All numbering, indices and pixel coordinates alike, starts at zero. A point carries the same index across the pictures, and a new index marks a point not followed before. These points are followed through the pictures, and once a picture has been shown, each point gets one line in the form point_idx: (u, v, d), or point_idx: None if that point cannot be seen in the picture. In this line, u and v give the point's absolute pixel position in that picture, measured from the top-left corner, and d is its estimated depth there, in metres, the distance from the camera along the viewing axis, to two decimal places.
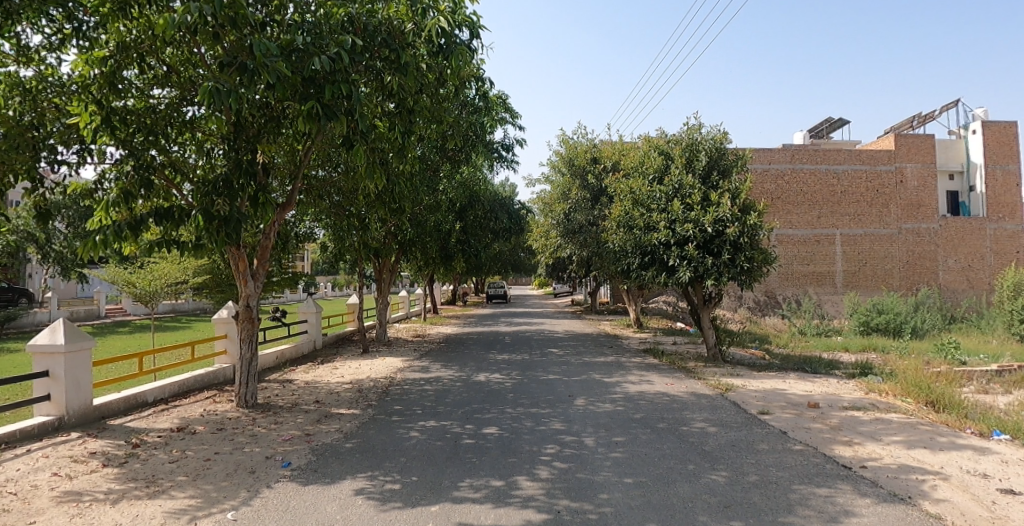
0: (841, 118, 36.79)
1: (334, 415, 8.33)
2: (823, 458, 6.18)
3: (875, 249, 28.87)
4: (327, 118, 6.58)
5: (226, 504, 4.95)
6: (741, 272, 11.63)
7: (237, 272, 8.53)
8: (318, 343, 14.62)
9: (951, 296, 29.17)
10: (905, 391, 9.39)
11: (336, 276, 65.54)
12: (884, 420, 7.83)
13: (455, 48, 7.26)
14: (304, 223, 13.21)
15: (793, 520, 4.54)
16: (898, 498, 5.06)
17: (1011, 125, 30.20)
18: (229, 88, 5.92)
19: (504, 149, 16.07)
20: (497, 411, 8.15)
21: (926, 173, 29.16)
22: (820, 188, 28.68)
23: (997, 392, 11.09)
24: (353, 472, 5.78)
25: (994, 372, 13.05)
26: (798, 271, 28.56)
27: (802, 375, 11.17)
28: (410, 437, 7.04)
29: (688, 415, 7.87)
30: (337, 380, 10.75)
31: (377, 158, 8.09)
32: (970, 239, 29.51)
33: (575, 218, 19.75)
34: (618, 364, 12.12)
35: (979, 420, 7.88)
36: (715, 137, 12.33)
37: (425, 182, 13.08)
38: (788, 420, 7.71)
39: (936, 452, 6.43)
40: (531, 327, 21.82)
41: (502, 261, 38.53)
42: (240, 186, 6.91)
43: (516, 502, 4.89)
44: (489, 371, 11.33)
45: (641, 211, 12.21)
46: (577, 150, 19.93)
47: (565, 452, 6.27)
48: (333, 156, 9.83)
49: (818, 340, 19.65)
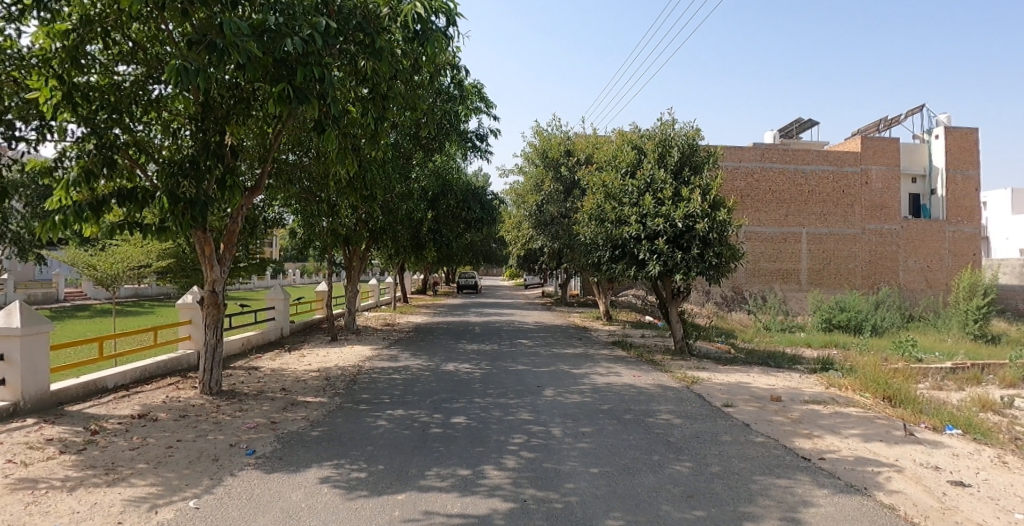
0: (811, 119, 37.32)
1: (301, 403, 8.24)
2: (783, 449, 6.35)
3: (839, 248, 29.52)
4: (298, 101, 6.50)
5: (189, 492, 4.87)
6: (709, 268, 11.79)
7: (203, 257, 8.29)
8: (286, 329, 14.39)
9: (910, 295, 30.08)
10: (864, 385, 9.67)
11: (303, 264, 64.65)
12: (843, 414, 8.06)
13: (431, 35, 7.22)
14: (273, 209, 12.90)
15: (753, 510, 4.66)
16: (854, 489, 5.22)
17: (972, 132, 31.39)
18: (198, 66, 5.81)
19: (478, 138, 15.85)
20: (466, 401, 8.15)
21: (890, 176, 29.99)
22: (788, 187, 29.19)
23: (950, 388, 11.54)
24: (319, 460, 5.74)
25: (948, 369, 13.54)
26: (765, 268, 29.00)
27: (766, 370, 11.40)
28: (377, 426, 7.00)
29: (655, 407, 7.97)
30: (305, 368, 10.59)
31: (348, 143, 8.08)
32: (930, 240, 30.40)
33: (547, 210, 19.75)
34: (587, 356, 12.21)
35: (932, 415, 8.18)
36: (688, 133, 12.43)
37: (397, 170, 12.93)
38: (751, 413, 7.87)
39: (892, 445, 6.65)
40: (501, 319, 21.81)
41: (473, 251, 38.50)
42: (207, 167, 6.74)
43: (482, 491, 4.91)
44: (458, 361, 11.28)
45: (613, 205, 12.28)
46: (551, 142, 19.91)
47: (532, 442, 6.33)
48: (304, 141, 9.68)
49: (782, 335, 20.00)
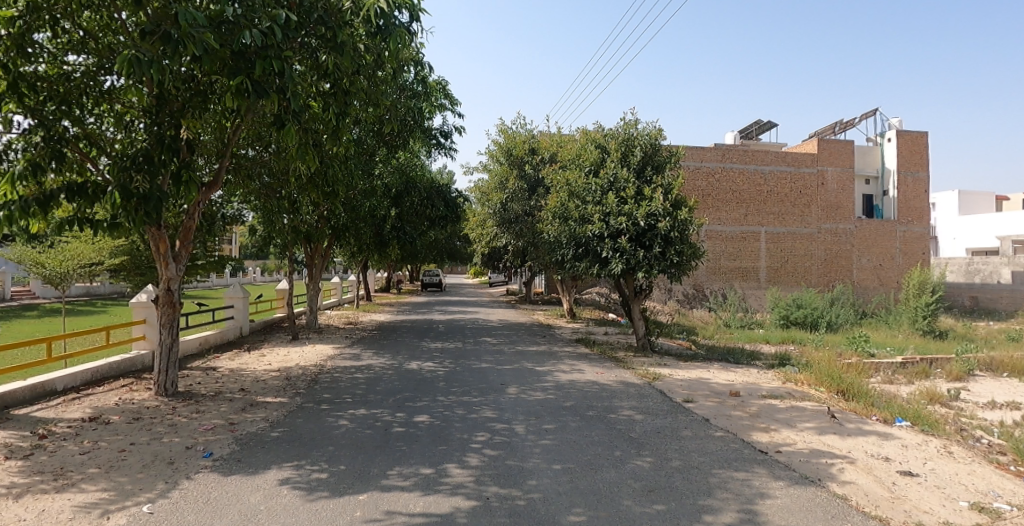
0: (771, 121, 38.22)
1: (261, 403, 8.07)
2: (741, 443, 6.49)
3: (797, 247, 30.35)
4: (257, 95, 6.36)
5: (143, 496, 4.71)
6: (671, 266, 11.96)
7: (157, 254, 8.04)
8: (245, 329, 14.09)
9: (863, 293, 31.12)
10: (818, 380, 9.95)
11: (264, 261, 63.30)
12: (798, 408, 8.29)
13: (394, 30, 7.14)
14: (231, 205, 12.58)
15: (712, 503, 4.75)
16: (809, 480, 5.36)
17: (922, 135, 32.66)
18: (151, 57, 5.63)
19: (442, 135, 15.77)
20: (429, 399, 8.09)
21: (845, 177, 30.96)
22: (748, 187, 29.86)
23: (901, 382, 11.96)
24: (278, 461, 5.63)
25: (898, 364, 14.04)
26: (725, 266, 29.61)
27: (726, 366, 11.64)
28: (339, 426, 6.90)
29: (617, 403, 8.06)
30: (264, 368, 10.38)
31: (309, 139, 7.93)
32: (883, 240, 31.50)
33: (511, 208, 19.76)
34: (551, 354, 12.27)
35: (883, 408, 8.47)
36: (650, 133, 12.59)
37: (359, 166, 12.76)
38: (711, 408, 8.02)
39: (845, 438, 6.87)
40: (465, 317, 21.75)
41: (438, 249, 38.28)
42: (162, 162, 6.54)
43: (445, 490, 4.89)
44: (421, 360, 11.20)
45: (577, 203, 12.37)
46: (516, 139, 19.86)
47: (496, 440, 6.32)
48: (264, 136, 9.49)
49: (741, 332, 20.47)
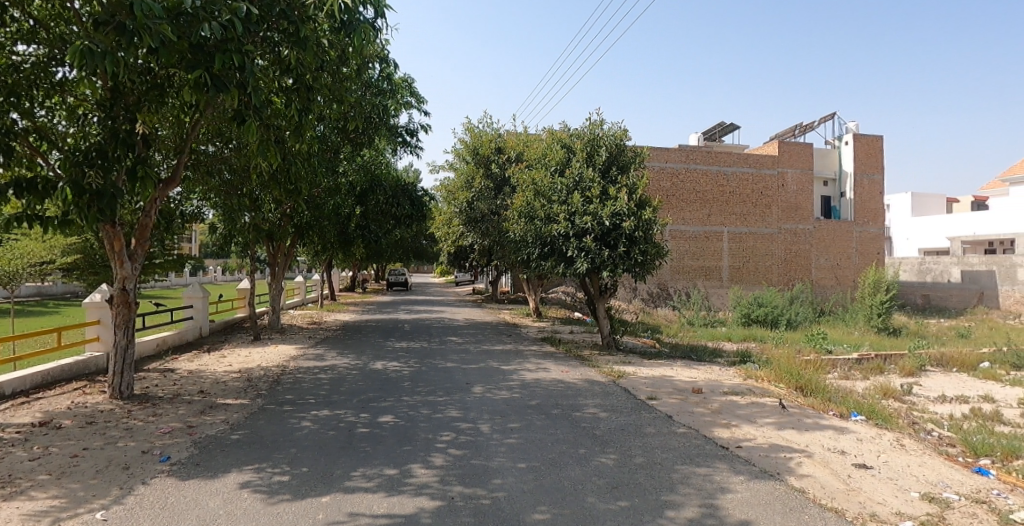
0: (733, 123, 39.02)
1: (220, 406, 7.88)
2: (703, 439, 6.61)
3: (758, 247, 31.06)
4: (217, 89, 6.19)
5: (96, 503, 4.56)
6: (635, 265, 12.10)
7: (112, 253, 7.77)
8: (205, 329, 13.78)
9: (821, 291, 32.04)
10: (778, 376, 10.21)
11: (225, 260, 61.91)
12: (758, 404, 8.48)
13: (358, 25, 7.06)
14: (190, 202, 12.26)
15: (675, 498, 4.82)
16: (768, 475, 5.49)
17: (877, 139, 33.79)
18: (105, 49, 5.44)
19: (408, 133, 15.66)
20: (394, 399, 8.02)
21: (805, 179, 31.83)
22: (711, 188, 30.43)
23: (856, 378, 12.35)
24: (238, 464, 5.51)
25: (854, 360, 14.49)
26: (689, 265, 30.11)
27: (689, 363, 11.85)
28: (301, 427, 6.79)
29: (582, 401, 8.12)
30: (225, 369, 10.16)
31: (271, 135, 7.77)
32: (840, 240, 32.49)
33: (477, 207, 19.75)
34: (517, 352, 12.31)
35: (839, 403, 8.73)
36: (616, 133, 12.74)
37: (323, 164, 12.58)
38: (674, 405, 8.15)
39: (803, 432, 7.06)
40: (431, 316, 21.67)
41: (404, 248, 37.99)
42: (116, 157, 6.33)
43: (409, 491, 4.85)
44: (386, 359, 11.11)
45: (542, 202, 12.40)
46: (482, 139, 19.87)
47: (461, 439, 6.31)
48: (224, 132, 9.29)
49: (704, 330, 20.83)
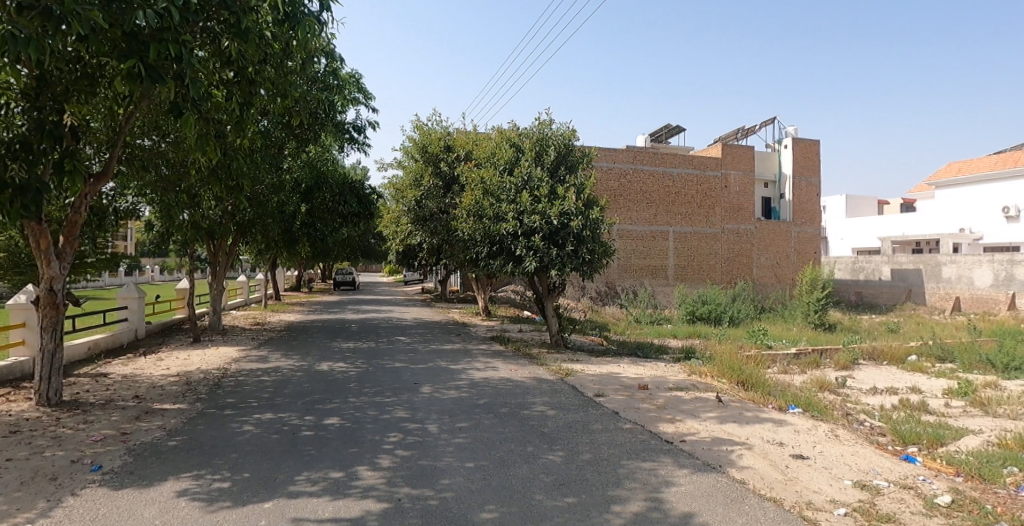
0: (679, 125, 39.95)
1: (157, 411, 7.56)
2: (648, 434, 6.77)
3: (703, 246, 31.98)
4: (151, 80, 5.92)
5: (19, 517, 4.30)
6: (583, 264, 12.27)
7: (37, 251, 7.33)
8: (140, 331, 13.19)
9: (762, 289, 33.27)
10: (720, 372, 10.54)
11: (162, 259, 59.36)
12: (702, 398, 8.74)
13: (303, 18, 6.88)
14: (124, 198, 11.71)
15: (620, 493, 4.92)
16: (711, 467, 5.67)
17: (814, 143, 35.34)
18: (28, 34, 5.11)
19: (356, 129, 15.36)
20: (340, 401, 7.89)
21: (747, 181, 32.93)
22: (658, 188, 31.12)
23: (795, 372, 12.89)
24: (176, 471, 5.30)
25: (793, 355, 15.10)
26: (636, 264, 30.70)
27: (635, 360, 12.11)
28: (243, 431, 6.59)
29: (530, 399, 8.18)
30: (162, 373, 9.75)
31: (210, 129, 7.49)
32: (780, 240, 33.82)
33: (426, 205, 19.61)
34: (466, 352, 12.28)
35: (778, 397, 9.09)
36: (564, 133, 12.87)
37: (267, 160, 12.23)
38: (620, 401, 8.30)
39: (743, 425, 7.31)
40: (379, 316, 21.40)
41: (351, 246, 37.31)
42: (42, 150, 5.98)
43: (355, 493, 4.78)
44: (333, 360, 10.90)
45: (491, 201, 12.41)
46: (431, 137, 19.64)
47: (408, 440, 6.25)
48: (161, 124, 8.93)
49: (650, 327, 21.33)
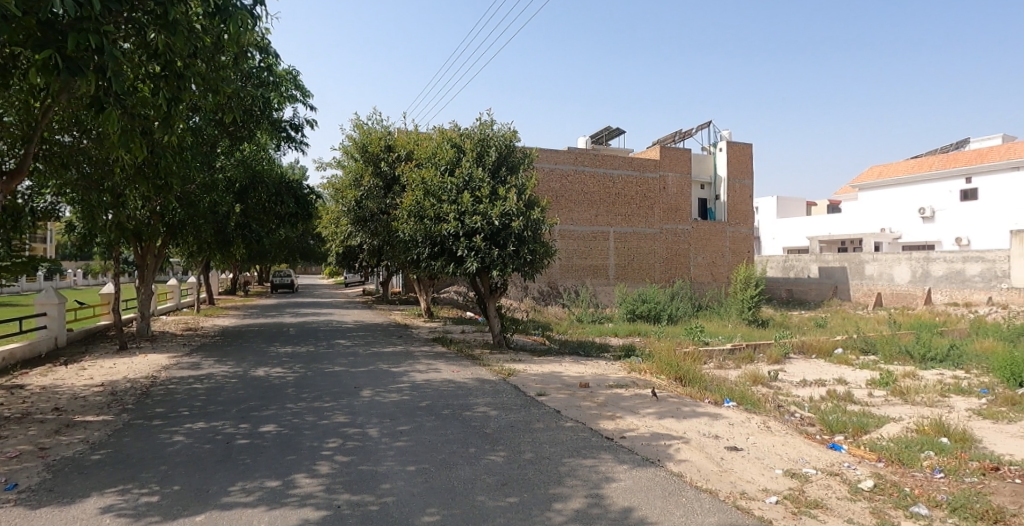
0: (619, 128, 40.78)
1: (79, 423, 7.14)
2: (589, 431, 6.89)
3: (642, 246, 32.78)
4: (70, 73, 5.58)
5: None
6: (524, 264, 12.37)
7: None
8: (61, 339, 12.43)
9: (699, 287, 34.39)
10: (659, 368, 10.85)
11: (84, 262, 55.99)
12: (641, 395, 8.97)
13: (234, 11, 6.65)
14: (43, 197, 11.02)
15: (562, 490, 4.99)
16: (650, 462, 5.82)
17: (746, 146, 36.88)
18: None
19: (293, 128, 14.95)
20: (277, 407, 7.67)
21: (683, 182, 33.95)
22: (598, 189, 31.66)
23: (730, 367, 13.39)
24: (99, 487, 5.02)
25: (728, 350, 15.68)
26: (578, 264, 31.14)
27: (576, 359, 12.30)
28: (173, 442, 6.30)
29: (472, 400, 8.18)
30: (84, 383, 9.21)
31: (135, 125, 7.12)
32: (715, 240, 35.07)
33: (366, 206, 19.32)
34: (407, 354, 12.16)
35: (714, 391, 9.43)
36: (505, 134, 12.94)
37: (198, 158, 11.75)
38: (562, 400, 8.42)
39: (680, 420, 7.55)
40: (318, 319, 20.90)
41: (289, 248, 36.28)
42: None
43: (293, 502, 4.66)
44: (269, 366, 10.58)
45: (432, 201, 12.33)
46: (371, 136, 19.31)
47: (348, 445, 6.14)
48: (82, 119, 8.45)
49: (592, 326, 21.68)
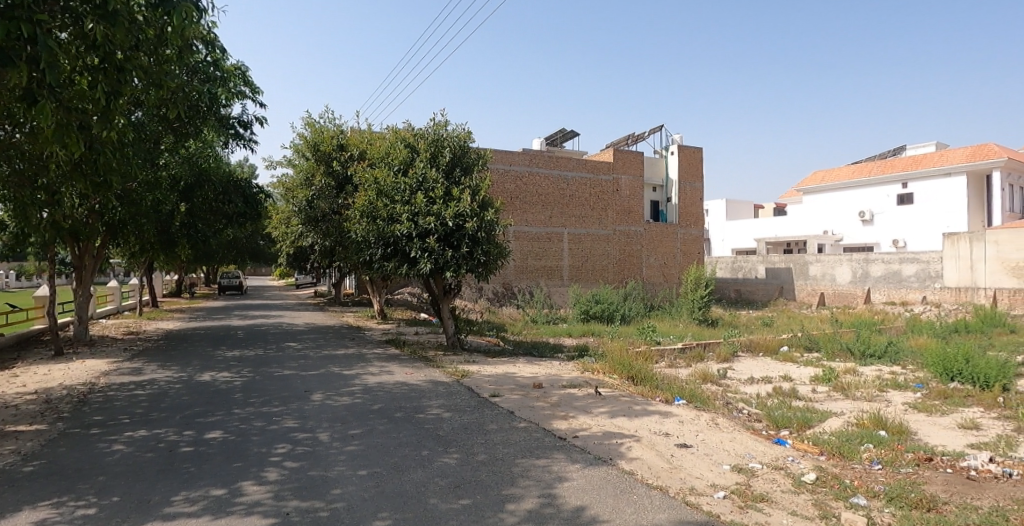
0: (574, 131, 41.19)
1: (9, 434, 6.76)
2: (542, 432, 6.95)
3: (596, 247, 33.24)
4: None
5: None
6: (478, 265, 12.38)
7: None
8: None
9: (652, 288, 35.09)
10: (611, 368, 11.03)
11: (13, 263, 52.89)
12: (593, 395, 9.11)
13: (178, 3, 6.42)
14: None
15: (515, 491, 5.03)
16: (601, 461, 5.93)
17: (697, 150, 37.86)
18: None
19: (241, 125, 14.56)
20: (224, 413, 7.45)
21: (636, 185, 34.59)
22: (552, 191, 31.95)
23: (680, 366, 13.72)
24: (30, 501, 4.77)
25: (678, 350, 16.05)
26: (533, 264, 31.33)
27: (530, 360, 12.38)
28: (112, 452, 6.05)
29: (426, 403, 8.14)
30: (14, 391, 8.72)
31: (72, 119, 6.80)
32: (667, 241, 35.86)
33: (317, 206, 18.96)
34: (360, 356, 12.00)
35: (664, 389, 9.65)
36: (459, 135, 12.91)
37: (140, 154, 11.31)
38: (516, 401, 8.46)
39: (632, 419, 7.70)
40: (268, 321, 20.39)
41: (237, 248, 35.22)
42: None
43: (239, 511, 4.54)
44: (216, 370, 10.26)
45: (385, 202, 12.20)
46: (323, 135, 18.95)
47: (298, 451, 6.01)
48: (13, 112, 8.04)
49: (546, 327, 21.85)
